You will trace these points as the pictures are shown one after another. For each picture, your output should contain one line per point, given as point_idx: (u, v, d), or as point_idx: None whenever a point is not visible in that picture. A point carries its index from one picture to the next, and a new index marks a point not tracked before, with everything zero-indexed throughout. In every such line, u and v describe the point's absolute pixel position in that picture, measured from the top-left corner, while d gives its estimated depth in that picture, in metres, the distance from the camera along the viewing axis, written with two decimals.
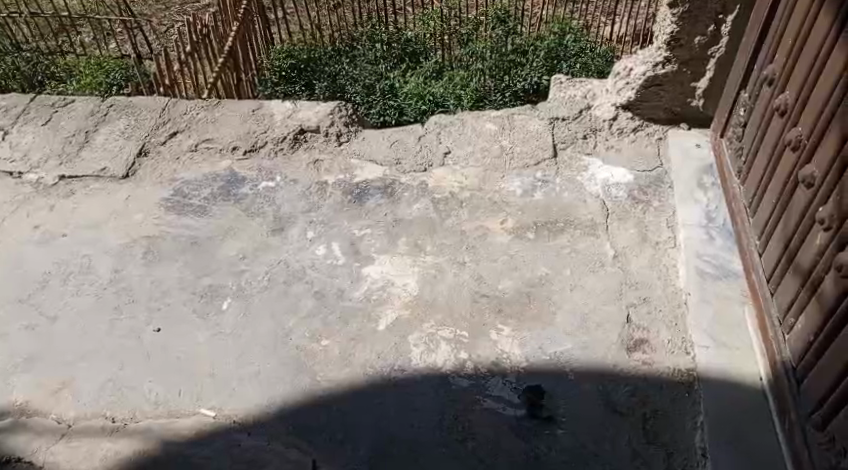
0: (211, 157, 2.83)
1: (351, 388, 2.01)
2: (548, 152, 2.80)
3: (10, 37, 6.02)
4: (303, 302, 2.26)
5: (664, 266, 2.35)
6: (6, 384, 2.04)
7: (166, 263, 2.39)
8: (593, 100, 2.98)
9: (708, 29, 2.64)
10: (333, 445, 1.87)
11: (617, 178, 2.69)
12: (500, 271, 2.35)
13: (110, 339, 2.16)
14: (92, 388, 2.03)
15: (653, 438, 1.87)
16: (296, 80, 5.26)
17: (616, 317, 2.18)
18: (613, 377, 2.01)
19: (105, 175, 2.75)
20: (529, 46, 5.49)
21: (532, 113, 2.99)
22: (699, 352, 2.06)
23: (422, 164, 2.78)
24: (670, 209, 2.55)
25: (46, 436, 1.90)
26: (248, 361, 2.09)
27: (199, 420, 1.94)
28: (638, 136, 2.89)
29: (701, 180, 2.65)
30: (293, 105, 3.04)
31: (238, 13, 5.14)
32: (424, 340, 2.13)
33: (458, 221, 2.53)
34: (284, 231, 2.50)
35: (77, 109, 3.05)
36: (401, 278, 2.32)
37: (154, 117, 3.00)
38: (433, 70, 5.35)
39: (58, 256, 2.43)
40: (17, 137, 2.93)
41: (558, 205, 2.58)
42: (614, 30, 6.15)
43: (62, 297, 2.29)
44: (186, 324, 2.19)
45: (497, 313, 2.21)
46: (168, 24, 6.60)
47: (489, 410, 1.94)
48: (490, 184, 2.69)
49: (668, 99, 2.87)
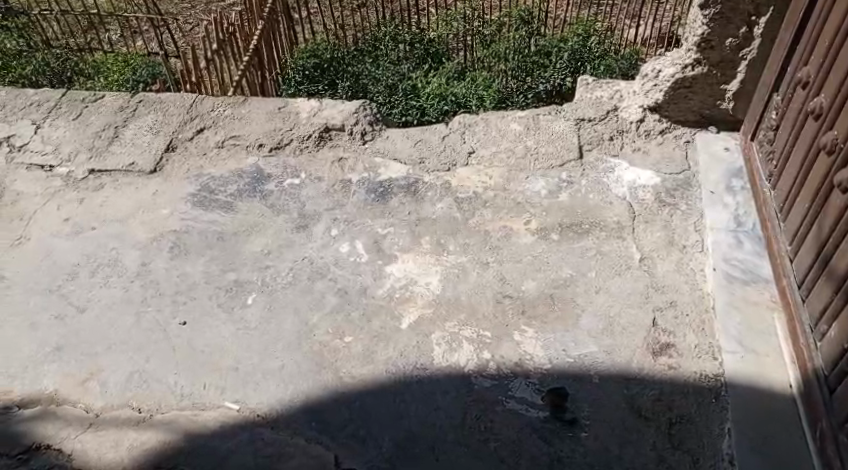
0: (237, 154, 2.85)
1: (373, 386, 2.01)
2: (573, 153, 2.79)
3: (40, 34, 6.14)
4: (327, 299, 2.27)
5: (691, 269, 2.32)
6: (35, 374, 2.07)
7: (192, 257, 2.41)
8: (620, 102, 2.96)
9: (740, 30, 2.60)
10: (354, 442, 1.87)
11: (644, 181, 2.67)
12: (524, 271, 2.34)
13: (137, 330, 2.18)
14: (119, 378, 2.05)
15: (678, 442, 1.85)
16: (319, 80, 5.28)
17: (642, 320, 2.16)
18: (638, 381, 1.99)
19: (133, 169, 2.79)
20: (552, 48, 5.44)
21: (558, 114, 2.98)
22: (727, 358, 2.03)
23: (447, 163, 2.77)
24: (697, 213, 2.52)
25: (74, 426, 1.93)
26: (271, 355, 2.10)
27: (222, 413, 1.96)
28: (666, 138, 2.87)
29: (729, 183, 2.62)
30: (319, 103, 3.05)
31: (263, 12, 5.20)
32: (447, 339, 2.13)
33: (481, 221, 2.52)
34: (308, 228, 2.52)
35: (106, 104, 3.09)
36: (424, 276, 2.32)
37: (182, 114, 3.03)
38: (456, 71, 5.34)
39: (86, 248, 2.46)
40: (49, 131, 2.98)
41: (584, 206, 2.56)
42: (639, 33, 6.10)
43: (90, 289, 2.32)
44: (210, 318, 2.21)
45: (520, 314, 2.20)
46: (193, 22, 6.67)
47: (510, 411, 1.93)
48: (514, 183, 2.68)
49: (696, 101, 2.84)
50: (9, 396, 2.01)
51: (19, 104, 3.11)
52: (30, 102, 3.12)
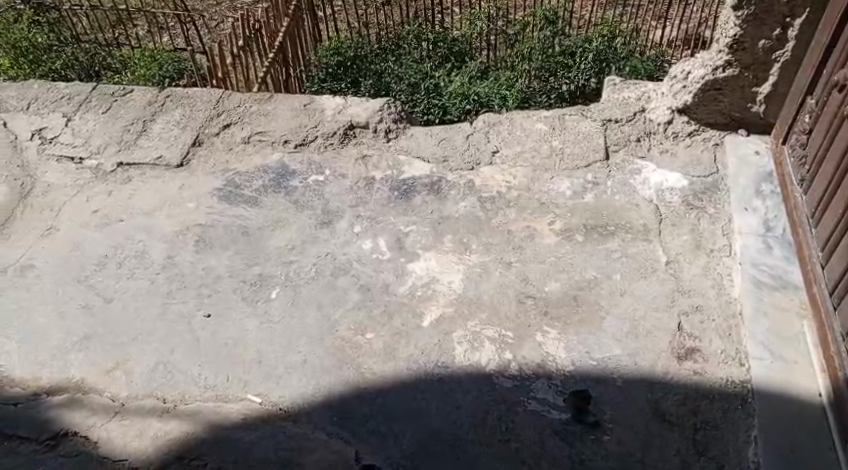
0: (263, 150, 2.86)
1: (394, 383, 2.01)
2: (599, 154, 2.76)
3: (70, 29, 6.24)
4: (349, 295, 2.27)
5: (718, 274, 2.29)
6: (63, 362, 2.10)
7: (217, 251, 2.43)
8: (648, 103, 2.95)
9: (774, 32, 2.56)
10: (376, 438, 1.88)
11: (671, 183, 2.64)
12: (547, 272, 2.32)
13: (163, 322, 2.20)
14: (145, 368, 2.08)
15: (703, 449, 1.82)
16: (342, 78, 5.29)
17: (667, 324, 2.14)
18: (663, 385, 1.97)
19: (161, 163, 2.82)
20: (577, 48, 5.39)
21: (584, 114, 2.95)
22: (754, 365, 2.00)
23: (471, 162, 2.76)
24: (726, 217, 2.48)
25: (101, 414, 1.96)
26: (294, 350, 2.11)
27: (245, 406, 1.97)
28: (694, 140, 2.83)
29: (758, 187, 2.58)
30: (345, 101, 3.06)
31: (289, 10, 5.23)
32: (468, 338, 2.12)
33: (505, 220, 2.51)
34: (332, 224, 2.52)
35: (135, 99, 3.13)
36: (446, 275, 2.32)
37: (209, 109, 3.05)
38: (478, 70, 5.33)
39: (114, 240, 2.49)
40: (79, 124, 3.02)
41: (610, 208, 2.54)
42: (665, 35, 6.05)
43: (117, 279, 2.34)
44: (234, 311, 2.23)
45: (542, 315, 2.18)
46: (219, 19, 6.73)
47: (532, 412, 1.92)
48: (539, 184, 2.67)
49: (726, 103, 2.79)
50: (38, 383, 2.05)
51: (50, 97, 3.15)
52: (61, 95, 3.16)
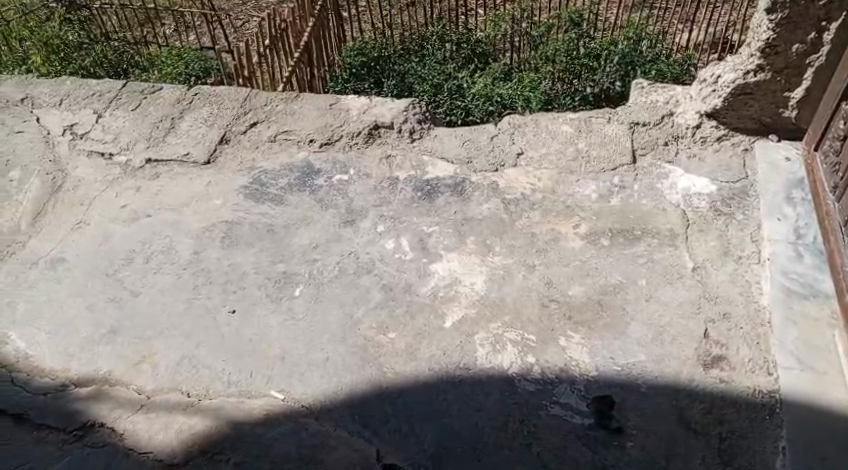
0: (288, 148, 2.88)
1: (417, 383, 2.01)
2: (626, 158, 2.74)
3: (100, 27, 6.32)
4: (372, 294, 2.27)
5: (747, 281, 2.26)
6: (91, 354, 2.13)
7: (243, 247, 2.45)
8: (676, 107, 2.91)
9: (808, 36, 2.53)
10: (398, 437, 1.88)
11: (699, 188, 2.61)
12: (571, 276, 2.30)
13: (188, 317, 2.22)
14: (170, 363, 2.10)
15: (729, 458, 1.80)
16: (365, 78, 5.30)
17: (693, 331, 2.11)
18: (689, 392, 1.94)
19: (188, 160, 2.85)
20: (603, 51, 5.33)
21: (611, 117, 2.93)
22: (782, 373, 1.97)
23: (495, 164, 2.76)
24: (755, 223, 2.45)
25: (127, 406, 1.99)
26: (317, 347, 2.12)
27: (269, 402, 1.98)
28: (723, 145, 2.79)
29: (789, 193, 2.54)
30: (369, 101, 3.07)
31: (314, 10, 5.26)
32: (490, 340, 2.12)
33: (529, 222, 2.50)
34: (355, 223, 2.53)
35: (164, 96, 3.16)
36: (469, 276, 2.31)
37: (236, 107, 3.08)
38: (501, 71, 5.32)
39: (142, 235, 2.52)
40: (109, 120, 3.06)
41: (636, 212, 2.51)
42: (692, 38, 5.98)
43: (144, 274, 2.37)
44: (259, 307, 2.25)
45: (566, 319, 2.17)
46: (245, 19, 6.80)
47: (555, 416, 1.91)
48: (563, 186, 2.65)
49: (757, 108, 2.75)
50: (66, 374, 2.08)
51: (82, 94, 3.20)
52: (92, 92, 3.21)
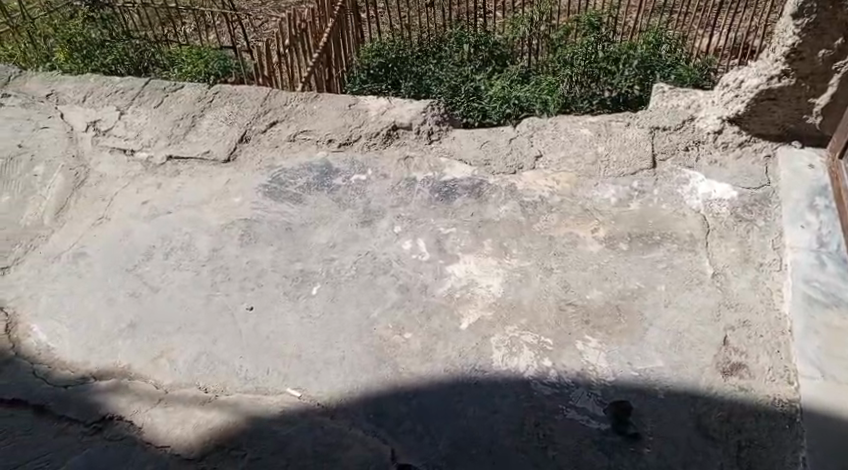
0: (308, 148, 2.90)
1: (432, 383, 2.01)
2: (646, 162, 2.72)
3: (122, 26, 6.37)
4: (388, 294, 2.28)
5: (767, 289, 2.23)
6: (111, 348, 2.15)
7: (261, 245, 2.47)
8: (697, 112, 2.88)
9: (835, 42, 2.51)
10: (412, 438, 1.87)
11: (719, 194, 2.58)
12: (589, 280, 2.29)
13: (207, 313, 2.24)
14: (188, 358, 2.11)
15: (747, 466, 1.78)
16: (383, 79, 5.31)
17: (712, 338, 2.09)
18: (707, 399, 1.93)
19: (208, 158, 2.87)
20: (622, 54, 5.26)
21: (631, 120, 2.91)
22: (803, 383, 1.94)
23: (513, 166, 2.75)
24: (776, 231, 2.42)
25: (145, 400, 2.00)
26: (334, 346, 2.13)
27: (284, 399, 1.99)
28: (745, 151, 2.77)
29: (812, 200, 2.50)
30: (389, 102, 3.08)
31: (334, 11, 5.29)
32: (506, 343, 2.11)
33: (547, 225, 2.49)
34: (373, 223, 2.53)
35: (185, 94, 3.19)
36: (486, 278, 2.31)
37: (256, 106, 3.10)
38: (519, 74, 5.30)
39: (162, 231, 2.55)
40: (131, 117, 3.09)
41: (656, 217, 2.50)
42: (712, 43, 5.93)
43: (164, 270, 2.39)
44: (276, 305, 2.26)
45: (583, 323, 2.16)
46: (265, 19, 6.84)
47: (571, 420, 1.90)
48: (582, 190, 2.64)
49: (780, 114, 2.73)
50: (86, 367, 2.11)
51: (105, 91, 3.24)
52: (115, 90, 3.24)
